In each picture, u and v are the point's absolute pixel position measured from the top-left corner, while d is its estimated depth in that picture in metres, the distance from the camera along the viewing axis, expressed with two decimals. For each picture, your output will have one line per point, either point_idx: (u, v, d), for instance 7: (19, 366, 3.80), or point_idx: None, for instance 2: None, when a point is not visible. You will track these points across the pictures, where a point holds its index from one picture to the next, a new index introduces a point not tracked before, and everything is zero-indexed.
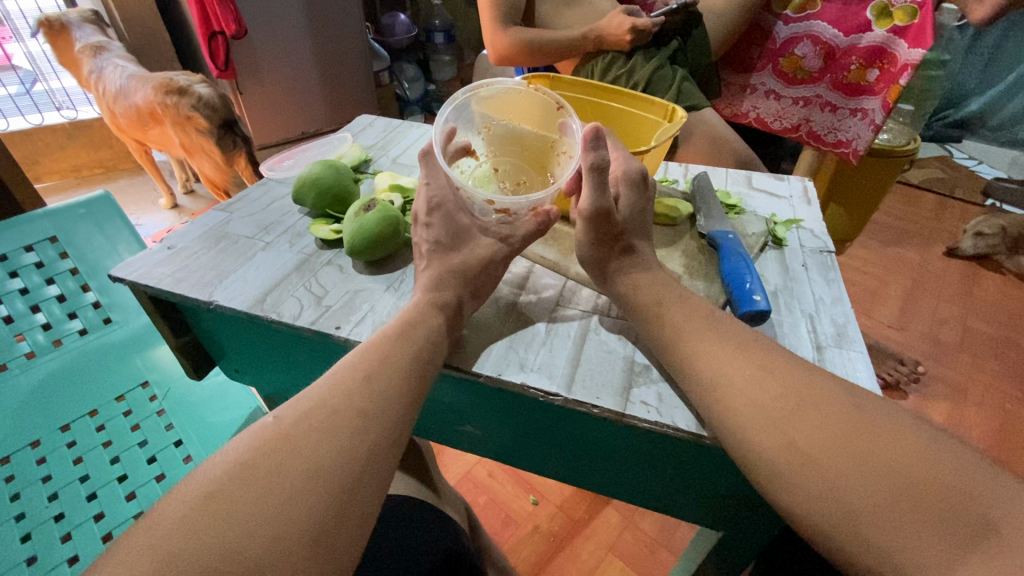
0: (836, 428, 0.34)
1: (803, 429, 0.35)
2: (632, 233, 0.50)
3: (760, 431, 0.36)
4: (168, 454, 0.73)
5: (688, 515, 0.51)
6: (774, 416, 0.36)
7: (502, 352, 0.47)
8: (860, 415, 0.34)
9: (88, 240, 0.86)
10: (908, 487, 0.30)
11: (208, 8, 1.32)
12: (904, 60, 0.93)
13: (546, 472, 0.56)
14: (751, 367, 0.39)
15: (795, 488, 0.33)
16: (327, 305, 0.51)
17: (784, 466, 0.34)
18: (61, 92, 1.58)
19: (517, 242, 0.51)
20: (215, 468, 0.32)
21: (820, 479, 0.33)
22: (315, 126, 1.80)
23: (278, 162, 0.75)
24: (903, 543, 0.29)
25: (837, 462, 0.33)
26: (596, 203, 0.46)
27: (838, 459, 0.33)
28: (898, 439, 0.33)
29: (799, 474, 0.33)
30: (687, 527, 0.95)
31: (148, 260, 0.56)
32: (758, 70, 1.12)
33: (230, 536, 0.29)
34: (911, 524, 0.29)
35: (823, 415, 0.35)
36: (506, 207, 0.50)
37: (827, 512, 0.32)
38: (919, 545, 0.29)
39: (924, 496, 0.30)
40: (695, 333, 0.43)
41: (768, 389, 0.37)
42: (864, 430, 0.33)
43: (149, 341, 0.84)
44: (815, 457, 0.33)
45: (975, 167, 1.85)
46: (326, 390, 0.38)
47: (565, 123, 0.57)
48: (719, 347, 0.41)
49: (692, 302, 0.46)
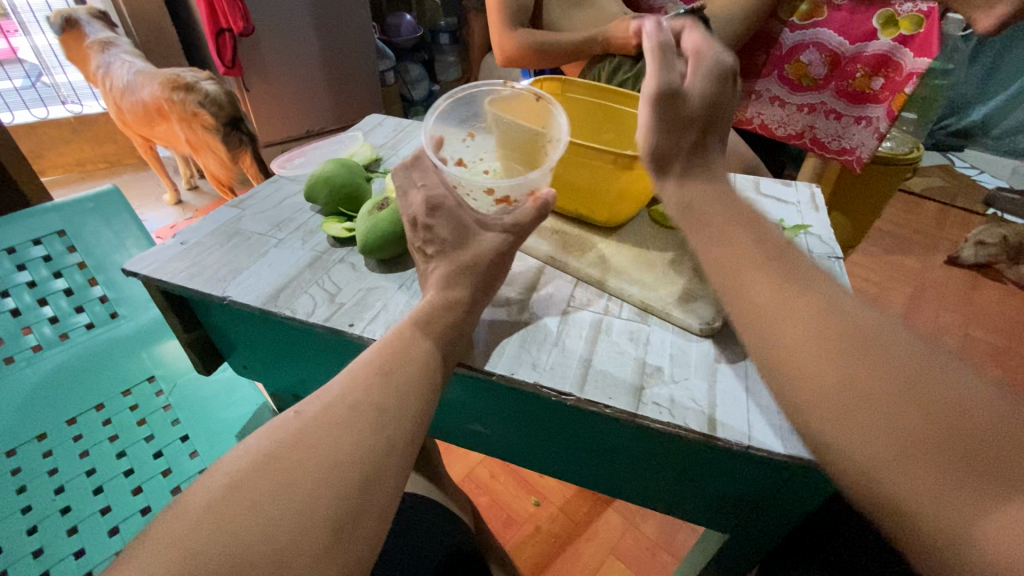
0: (891, 369, 0.31)
1: (855, 369, 0.32)
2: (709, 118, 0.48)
3: (808, 368, 0.33)
4: (175, 449, 0.72)
5: (695, 517, 0.52)
6: (822, 356, 0.33)
7: (514, 352, 0.47)
8: (920, 361, 0.32)
9: (96, 235, 0.87)
10: (959, 439, 0.28)
11: (217, 5, 1.33)
12: (910, 68, 0.94)
13: (552, 472, 0.56)
14: (806, 300, 0.36)
15: (839, 428, 0.31)
16: (340, 302, 0.51)
17: (827, 407, 0.32)
18: (66, 86, 1.58)
19: (522, 228, 0.50)
20: (239, 463, 0.33)
21: (863, 422, 0.30)
22: (319, 124, 1.80)
23: (289, 160, 0.75)
24: (945, 499, 0.27)
25: (887, 405, 0.30)
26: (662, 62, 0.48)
27: (886, 401, 0.30)
28: (956, 393, 0.30)
29: (844, 417, 0.31)
30: (688, 530, 0.95)
31: (161, 254, 0.57)
32: (764, 77, 1.11)
33: (260, 524, 0.30)
34: (960, 477, 0.27)
35: (881, 359, 0.32)
36: (507, 195, 0.54)
37: (864, 456, 0.30)
38: (967, 501, 0.27)
39: (977, 450, 0.28)
40: (749, 272, 0.40)
41: (823, 325, 0.35)
42: (920, 376, 0.31)
43: (157, 336, 0.84)
44: (864, 400, 0.31)
45: (977, 176, 1.86)
46: (345, 384, 0.38)
47: (548, 112, 0.59)
48: (773, 287, 0.38)
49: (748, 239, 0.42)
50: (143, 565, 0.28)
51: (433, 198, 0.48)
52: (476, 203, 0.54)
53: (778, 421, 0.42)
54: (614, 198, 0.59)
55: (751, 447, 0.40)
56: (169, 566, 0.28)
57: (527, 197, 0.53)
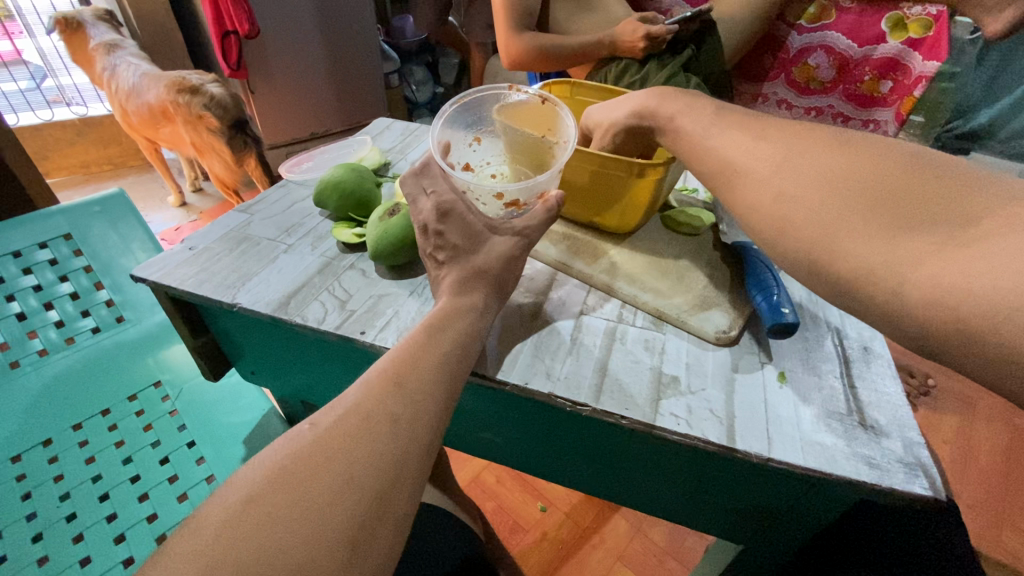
0: (831, 160, 0.34)
1: (797, 168, 0.35)
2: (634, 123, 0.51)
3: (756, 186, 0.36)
4: (181, 455, 0.72)
5: (710, 528, 0.51)
6: (766, 170, 0.36)
7: (528, 361, 0.47)
8: (864, 151, 0.33)
9: (102, 239, 0.86)
10: (889, 201, 0.30)
11: (223, 8, 1.33)
12: (919, 72, 0.95)
13: (564, 480, 0.56)
14: (767, 133, 0.39)
15: (787, 226, 0.34)
16: (351, 309, 0.51)
17: (776, 209, 0.35)
18: (71, 88, 1.58)
19: (532, 233, 0.49)
20: (254, 474, 0.32)
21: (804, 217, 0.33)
22: (324, 126, 1.80)
23: (297, 164, 0.75)
24: (879, 256, 0.30)
25: (824, 191, 0.33)
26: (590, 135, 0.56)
27: (824, 185, 0.33)
28: (891, 164, 0.32)
29: (789, 221, 0.34)
30: (696, 537, 0.94)
31: (170, 260, 0.56)
32: (770, 79, 1.11)
33: (276, 538, 0.29)
34: (887, 230, 0.30)
35: (825, 154, 0.34)
36: (516, 199, 0.53)
37: (806, 243, 0.33)
38: (899, 247, 0.29)
39: (904, 206, 0.30)
40: (705, 128, 0.43)
41: (766, 144, 0.38)
42: (856, 158, 0.33)
43: (164, 340, 0.83)
44: (808, 195, 0.33)
45: None
46: (359, 394, 0.37)
47: (556, 113, 0.59)
48: (727, 132, 0.41)
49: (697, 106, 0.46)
50: None
51: (443, 203, 0.47)
52: (486, 207, 0.54)
53: (799, 432, 0.41)
54: (626, 205, 0.59)
55: (772, 459, 0.39)
56: None
57: (536, 199, 0.52)
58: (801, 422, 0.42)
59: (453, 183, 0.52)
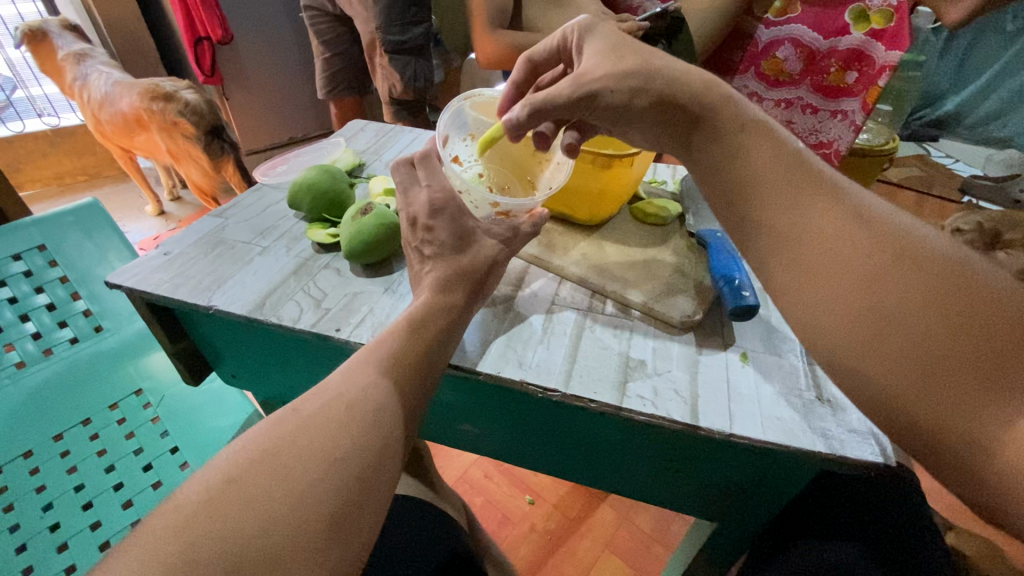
0: (934, 286, 0.31)
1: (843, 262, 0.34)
2: (674, 85, 0.43)
3: (832, 305, 0.34)
4: (165, 461, 0.73)
5: (684, 508, 0.53)
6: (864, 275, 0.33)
7: (501, 351, 0.48)
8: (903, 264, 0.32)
9: (77, 249, 0.84)
10: (979, 360, 0.29)
11: (195, 15, 1.31)
12: (882, 62, 0.95)
13: (543, 468, 0.57)
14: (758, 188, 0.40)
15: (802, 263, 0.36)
16: (327, 307, 0.52)
17: (860, 331, 0.33)
18: (42, 98, 1.55)
19: (516, 243, 0.51)
20: (234, 459, 0.33)
21: (880, 360, 0.32)
22: (302, 131, 1.80)
23: (272, 168, 0.75)
24: (951, 409, 0.29)
25: (923, 328, 0.30)
26: (588, 74, 0.45)
27: (924, 323, 0.30)
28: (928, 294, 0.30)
29: None
30: (681, 522, 0.96)
31: (145, 265, 0.57)
32: (741, 73, 1.14)
33: (255, 517, 0.30)
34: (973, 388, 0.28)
35: (922, 274, 0.31)
36: (507, 209, 0.54)
37: None
38: (972, 406, 0.28)
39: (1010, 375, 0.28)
40: (789, 192, 0.38)
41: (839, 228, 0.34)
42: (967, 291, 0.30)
43: (144, 348, 0.84)
44: (899, 319, 0.31)
45: (953, 165, 1.69)
46: (337, 384, 0.38)
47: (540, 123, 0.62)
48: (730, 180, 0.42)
49: (778, 146, 0.40)
50: (142, 558, 0.28)
51: (437, 201, 0.48)
52: (479, 210, 0.55)
53: (759, 409, 0.43)
54: (595, 198, 0.60)
55: (733, 434, 0.41)
56: (158, 563, 0.28)
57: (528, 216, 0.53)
58: (761, 400, 0.44)
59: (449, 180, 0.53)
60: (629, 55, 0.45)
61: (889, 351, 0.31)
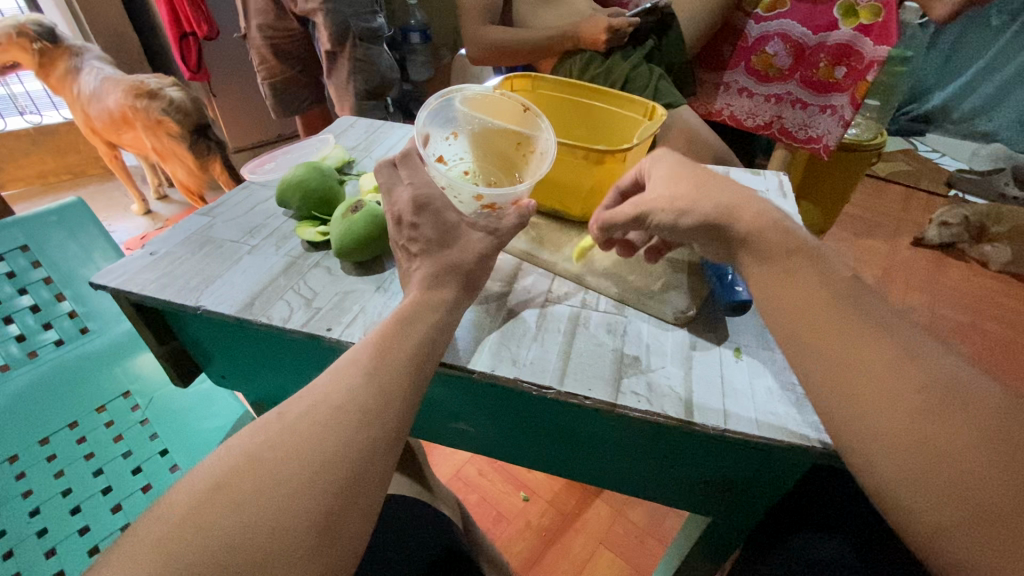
0: (988, 435, 0.31)
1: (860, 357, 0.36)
2: (722, 214, 0.45)
3: (890, 441, 0.33)
4: (154, 464, 0.71)
5: (679, 503, 0.53)
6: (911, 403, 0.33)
7: (494, 348, 0.48)
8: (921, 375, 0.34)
9: (61, 249, 0.84)
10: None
11: (180, 11, 1.29)
12: (871, 57, 0.96)
13: (537, 465, 0.57)
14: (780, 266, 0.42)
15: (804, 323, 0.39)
16: (317, 306, 0.51)
17: (908, 459, 0.32)
18: (24, 96, 1.52)
19: (506, 237, 0.50)
20: (220, 463, 0.32)
21: (916, 486, 0.31)
22: (291, 128, 1.79)
23: (259, 165, 0.74)
24: (999, 557, 0.28)
25: (978, 475, 0.30)
26: (648, 197, 0.49)
27: (977, 472, 0.30)
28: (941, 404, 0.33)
29: None
30: (675, 516, 0.97)
31: (130, 265, 0.55)
32: (731, 68, 1.12)
33: (241, 524, 0.30)
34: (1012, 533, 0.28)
35: (975, 421, 0.31)
36: (492, 202, 0.54)
37: None
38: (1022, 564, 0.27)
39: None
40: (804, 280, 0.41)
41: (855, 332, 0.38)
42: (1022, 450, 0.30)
43: (132, 349, 0.82)
44: (951, 457, 0.31)
45: (939, 159, 1.88)
46: (326, 385, 0.37)
47: (523, 113, 0.61)
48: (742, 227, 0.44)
49: (826, 277, 0.41)
50: (128, 566, 0.27)
51: (420, 196, 0.48)
52: (463, 205, 0.55)
53: (753, 403, 0.43)
54: (586, 193, 0.60)
55: (727, 430, 0.41)
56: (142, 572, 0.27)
57: (511, 206, 0.53)
58: (755, 394, 0.44)
59: (431, 176, 0.53)
60: (695, 180, 0.48)
61: (941, 498, 0.30)
